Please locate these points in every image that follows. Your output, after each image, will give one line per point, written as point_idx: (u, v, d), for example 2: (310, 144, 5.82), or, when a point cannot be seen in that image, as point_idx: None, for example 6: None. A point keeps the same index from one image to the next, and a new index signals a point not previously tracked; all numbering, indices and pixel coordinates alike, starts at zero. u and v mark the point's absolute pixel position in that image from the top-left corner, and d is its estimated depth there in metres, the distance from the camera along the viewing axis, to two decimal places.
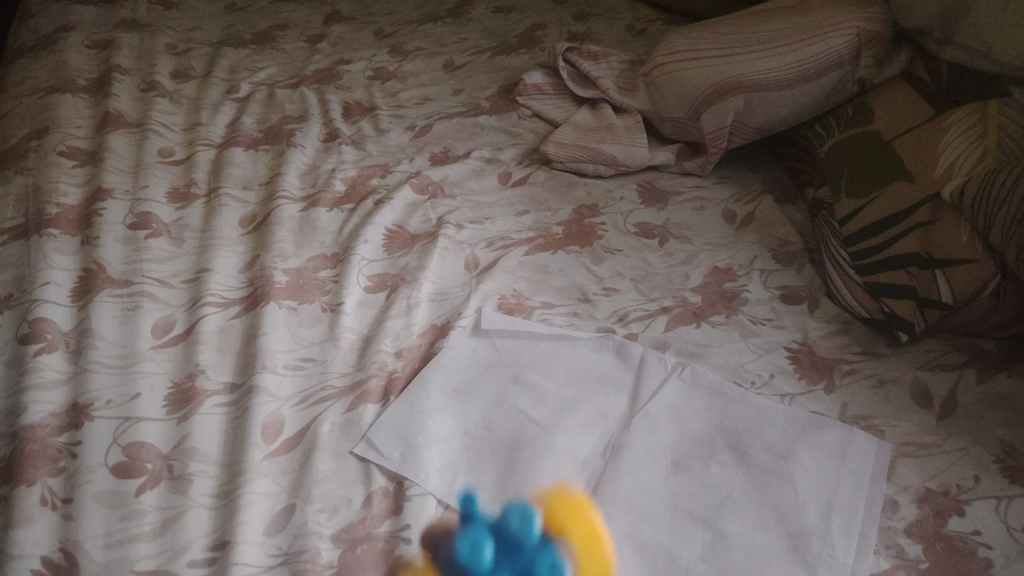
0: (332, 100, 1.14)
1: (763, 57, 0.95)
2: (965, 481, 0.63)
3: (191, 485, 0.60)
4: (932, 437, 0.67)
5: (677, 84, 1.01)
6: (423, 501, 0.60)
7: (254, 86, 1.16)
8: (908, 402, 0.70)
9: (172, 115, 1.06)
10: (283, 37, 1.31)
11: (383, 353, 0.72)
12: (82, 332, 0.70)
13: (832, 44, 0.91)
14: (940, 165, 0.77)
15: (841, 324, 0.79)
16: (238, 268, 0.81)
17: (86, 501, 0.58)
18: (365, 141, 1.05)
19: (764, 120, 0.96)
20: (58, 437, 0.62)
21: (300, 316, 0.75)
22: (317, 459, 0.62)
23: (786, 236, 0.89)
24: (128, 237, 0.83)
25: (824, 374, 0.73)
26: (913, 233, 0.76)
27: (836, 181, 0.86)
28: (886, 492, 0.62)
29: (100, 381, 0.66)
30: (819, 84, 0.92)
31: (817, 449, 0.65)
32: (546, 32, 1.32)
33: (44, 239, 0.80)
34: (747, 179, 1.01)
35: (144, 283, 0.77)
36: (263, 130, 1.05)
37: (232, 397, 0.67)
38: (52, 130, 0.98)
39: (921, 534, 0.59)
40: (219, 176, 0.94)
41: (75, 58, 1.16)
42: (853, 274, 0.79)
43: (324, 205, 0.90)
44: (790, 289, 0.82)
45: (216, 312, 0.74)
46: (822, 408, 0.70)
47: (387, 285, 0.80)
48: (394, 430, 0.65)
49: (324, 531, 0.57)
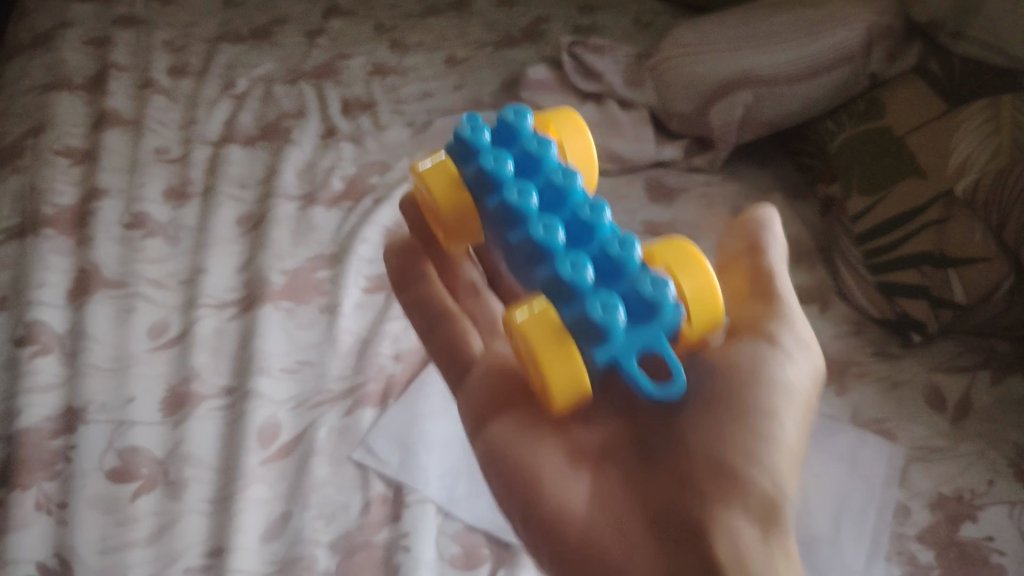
0: (331, 96, 1.12)
1: (772, 50, 0.93)
2: (978, 486, 0.62)
3: (186, 490, 0.59)
4: (944, 441, 0.65)
5: (686, 79, 0.99)
6: (422, 508, 0.59)
7: (252, 82, 1.15)
8: (921, 405, 0.68)
9: (168, 113, 1.05)
10: (282, 32, 1.30)
11: (382, 356, 0.70)
12: (76, 334, 0.69)
13: (842, 36, 0.90)
14: (953, 160, 0.74)
15: (852, 325, 0.77)
16: (234, 268, 0.80)
17: (81, 507, 0.57)
18: (365, 138, 1.03)
19: (773, 115, 0.94)
20: (53, 442, 0.61)
21: (298, 317, 0.74)
22: (314, 464, 0.61)
23: (795, 234, 0.87)
24: (124, 237, 0.82)
25: (834, 376, 0.71)
26: (926, 232, 0.74)
27: (846, 178, 0.83)
28: (899, 498, 0.62)
29: (95, 384, 0.65)
30: (830, 78, 0.90)
31: (828, 454, 0.66)
32: (549, 25, 1.30)
33: (39, 238, 0.79)
34: (757, 174, 0.99)
35: (139, 284, 0.76)
36: (261, 127, 1.04)
37: (228, 401, 0.65)
38: (47, 128, 0.97)
39: (934, 539, 0.59)
40: (217, 174, 0.93)
41: (72, 54, 1.15)
42: (864, 274, 0.77)
43: (322, 204, 0.89)
44: (803, 290, 0.80)
45: (212, 313, 0.73)
46: (832, 412, 0.68)
47: (386, 286, 0.79)
48: (393, 435, 0.63)
49: (322, 538, 0.57)
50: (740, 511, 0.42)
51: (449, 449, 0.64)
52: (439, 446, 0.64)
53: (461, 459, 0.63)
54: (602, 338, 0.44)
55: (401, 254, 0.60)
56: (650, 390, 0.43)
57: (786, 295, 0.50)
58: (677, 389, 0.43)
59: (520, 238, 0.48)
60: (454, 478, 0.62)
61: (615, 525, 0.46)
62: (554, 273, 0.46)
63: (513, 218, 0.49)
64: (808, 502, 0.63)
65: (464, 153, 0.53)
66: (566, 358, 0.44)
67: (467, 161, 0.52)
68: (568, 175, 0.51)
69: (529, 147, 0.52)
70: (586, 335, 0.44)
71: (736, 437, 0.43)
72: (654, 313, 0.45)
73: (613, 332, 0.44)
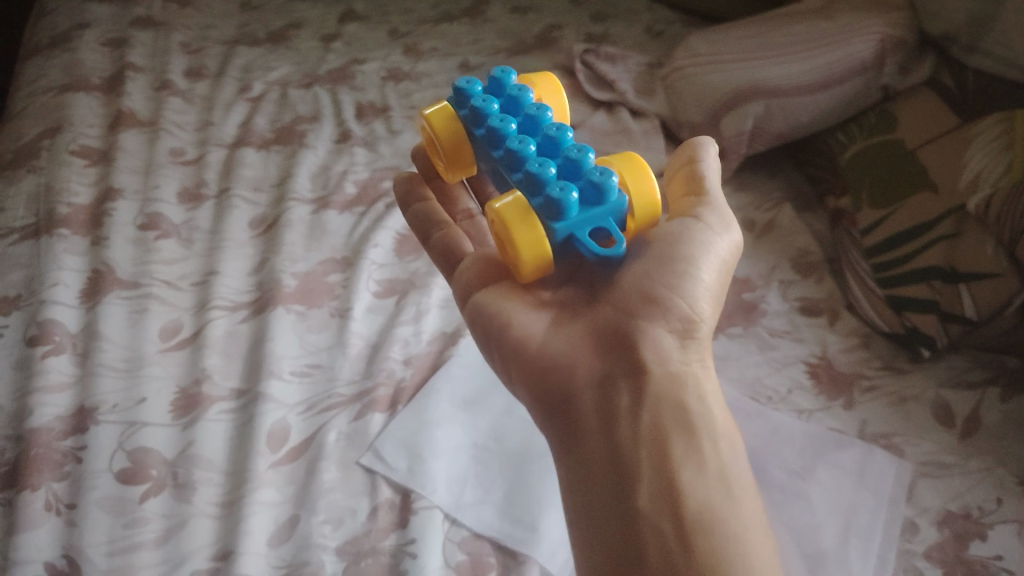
0: (345, 100, 1.13)
1: (784, 62, 0.94)
2: (986, 504, 0.62)
3: (195, 493, 0.59)
4: (953, 457, 0.65)
5: (698, 88, 0.99)
6: (429, 515, 0.59)
7: (267, 85, 1.16)
8: (930, 421, 0.68)
9: (184, 115, 1.06)
10: (298, 36, 1.31)
11: (392, 361, 0.71)
12: (90, 334, 0.70)
13: (853, 50, 0.90)
14: (965, 175, 0.74)
15: (861, 338, 0.77)
16: (247, 271, 0.80)
17: (91, 507, 0.57)
18: (377, 143, 1.04)
19: (784, 126, 0.94)
20: (64, 441, 0.61)
21: (308, 321, 0.74)
22: (322, 469, 0.61)
23: (805, 246, 0.87)
24: (138, 238, 0.82)
25: (843, 390, 0.71)
26: (937, 246, 0.73)
27: (858, 191, 0.84)
28: (906, 514, 0.62)
29: (106, 385, 0.66)
30: (842, 90, 0.91)
31: (835, 467, 0.66)
32: (563, 33, 1.30)
33: (54, 239, 0.80)
34: (766, 185, 0.98)
35: (152, 285, 0.76)
36: (275, 130, 1.05)
37: (238, 403, 0.66)
38: (64, 128, 0.98)
39: (942, 557, 0.59)
40: (230, 177, 0.93)
41: (89, 55, 1.16)
42: (874, 288, 0.77)
43: (335, 208, 0.90)
44: (810, 302, 0.81)
45: (224, 316, 0.74)
46: (841, 425, 0.69)
47: (397, 291, 0.79)
48: (401, 441, 0.64)
49: (329, 543, 0.57)
50: (660, 323, 0.50)
51: (457, 455, 0.64)
52: (448, 452, 0.64)
53: (470, 466, 0.64)
54: (559, 215, 0.51)
55: (407, 181, 0.68)
56: (597, 252, 0.50)
57: (715, 194, 0.56)
58: (619, 252, 0.50)
59: (503, 155, 0.56)
60: (462, 484, 0.62)
61: (567, 348, 0.51)
62: (525, 171, 0.53)
63: (496, 139, 0.57)
64: (814, 515, 0.63)
65: (460, 99, 0.62)
66: (532, 230, 0.50)
67: (462, 106, 0.62)
68: (540, 108, 0.58)
69: (513, 92, 0.60)
70: (548, 212, 0.51)
71: (675, 270, 0.51)
72: (602, 199, 0.52)
73: (569, 210, 0.51)
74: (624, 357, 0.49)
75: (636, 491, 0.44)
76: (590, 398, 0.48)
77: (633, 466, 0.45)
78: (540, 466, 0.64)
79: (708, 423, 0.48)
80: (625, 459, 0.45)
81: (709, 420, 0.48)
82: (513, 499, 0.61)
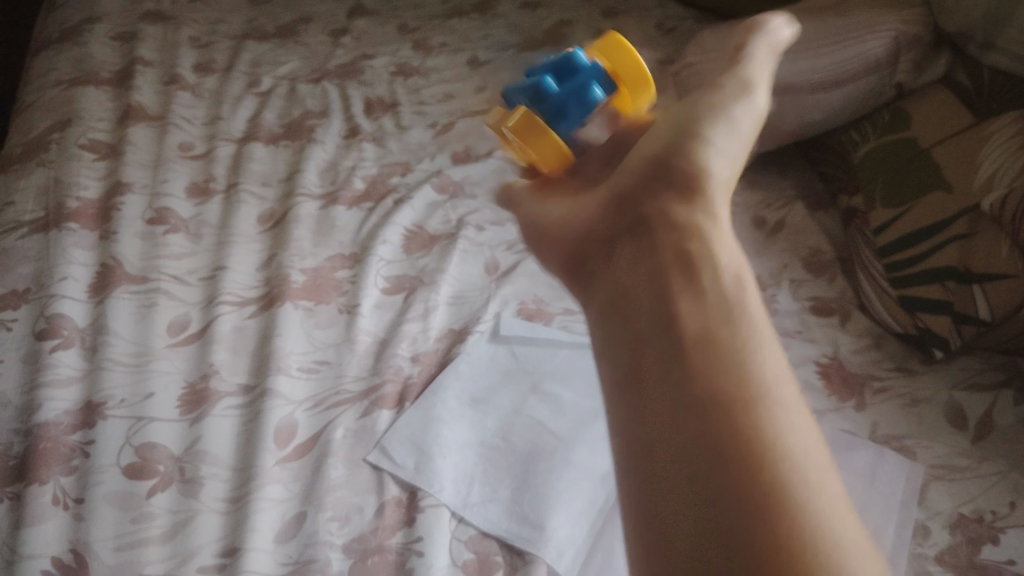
0: (354, 95, 1.13)
1: (797, 59, 0.93)
2: (1000, 508, 0.61)
3: (202, 489, 0.59)
4: (966, 460, 0.64)
5: None
6: (437, 513, 0.58)
7: (276, 80, 1.16)
8: (942, 424, 0.67)
9: (193, 109, 1.06)
10: (307, 31, 1.31)
11: (399, 357, 0.71)
12: (99, 329, 0.70)
13: (868, 47, 0.88)
14: (980, 175, 0.73)
15: (873, 338, 0.76)
16: (255, 266, 0.80)
17: (98, 502, 0.57)
18: (386, 139, 1.04)
19: (797, 124, 0.94)
20: (72, 436, 0.61)
21: (316, 317, 0.74)
22: (329, 466, 0.61)
23: (816, 246, 0.87)
24: (147, 232, 0.82)
25: (854, 391, 0.71)
26: (951, 246, 0.73)
27: (870, 190, 0.83)
28: (917, 517, 0.61)
29: (114, 379, 0.66)
30: (856, 87, 0.90)
31: (846, 469, 0.64)
32: (573, 28, 1.29)
33: (63, 233, 0.80)
34: (777, 183, 0.97)
35: (161, 280, 0.76)
36: (283, 125, 1.05)
37: (246, 399, 0.66)
38: (74, 122, 0.98)
39: (953, 562, 0.58)
40: (239, 172, 0.93)
41: (99, 49, 1.16)
42: (886, 288, 0.77)
43: (344, 204, 0.90)
44: (821, 301, 0.80)
45: (231, 311, 0.73)
46: (853, 427, 0.68)
47: (405, 287, 0.79)
48: (408, 438, 0.63)
49: (336, 541, 0.57)
50: (668, 169, 0.46)
51: (463, 453, 0.64)
52: (454, 450, 0.64)
53: (476, 464, 0.63)
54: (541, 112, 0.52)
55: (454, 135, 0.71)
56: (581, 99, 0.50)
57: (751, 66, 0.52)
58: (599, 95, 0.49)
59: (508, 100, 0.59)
60: (468, 482, 0.61)
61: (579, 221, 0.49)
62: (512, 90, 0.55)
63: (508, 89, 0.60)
64: None
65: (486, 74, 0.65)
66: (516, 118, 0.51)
67: None
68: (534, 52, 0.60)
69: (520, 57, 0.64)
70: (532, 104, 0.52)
71: (686, 127, 0.48)
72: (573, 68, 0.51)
73: (547, 90, 0.50)
74: (632, 204, 0.45)
75: (635, 300, 0.39)
76: (603, 253, 0.45)
77: (629, 287, 0.40)
78: (547, 465, 0.63)
79: (716, 235, 0.41)
80: (627, 285, 0.41)
81: (721, 233, 0.42)
82: (521, 499, 0.60)
